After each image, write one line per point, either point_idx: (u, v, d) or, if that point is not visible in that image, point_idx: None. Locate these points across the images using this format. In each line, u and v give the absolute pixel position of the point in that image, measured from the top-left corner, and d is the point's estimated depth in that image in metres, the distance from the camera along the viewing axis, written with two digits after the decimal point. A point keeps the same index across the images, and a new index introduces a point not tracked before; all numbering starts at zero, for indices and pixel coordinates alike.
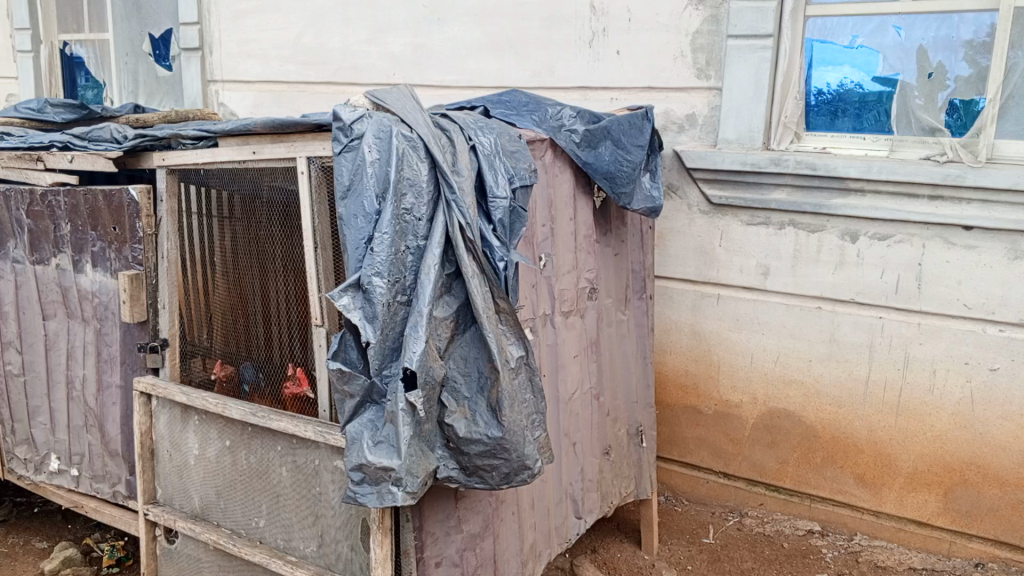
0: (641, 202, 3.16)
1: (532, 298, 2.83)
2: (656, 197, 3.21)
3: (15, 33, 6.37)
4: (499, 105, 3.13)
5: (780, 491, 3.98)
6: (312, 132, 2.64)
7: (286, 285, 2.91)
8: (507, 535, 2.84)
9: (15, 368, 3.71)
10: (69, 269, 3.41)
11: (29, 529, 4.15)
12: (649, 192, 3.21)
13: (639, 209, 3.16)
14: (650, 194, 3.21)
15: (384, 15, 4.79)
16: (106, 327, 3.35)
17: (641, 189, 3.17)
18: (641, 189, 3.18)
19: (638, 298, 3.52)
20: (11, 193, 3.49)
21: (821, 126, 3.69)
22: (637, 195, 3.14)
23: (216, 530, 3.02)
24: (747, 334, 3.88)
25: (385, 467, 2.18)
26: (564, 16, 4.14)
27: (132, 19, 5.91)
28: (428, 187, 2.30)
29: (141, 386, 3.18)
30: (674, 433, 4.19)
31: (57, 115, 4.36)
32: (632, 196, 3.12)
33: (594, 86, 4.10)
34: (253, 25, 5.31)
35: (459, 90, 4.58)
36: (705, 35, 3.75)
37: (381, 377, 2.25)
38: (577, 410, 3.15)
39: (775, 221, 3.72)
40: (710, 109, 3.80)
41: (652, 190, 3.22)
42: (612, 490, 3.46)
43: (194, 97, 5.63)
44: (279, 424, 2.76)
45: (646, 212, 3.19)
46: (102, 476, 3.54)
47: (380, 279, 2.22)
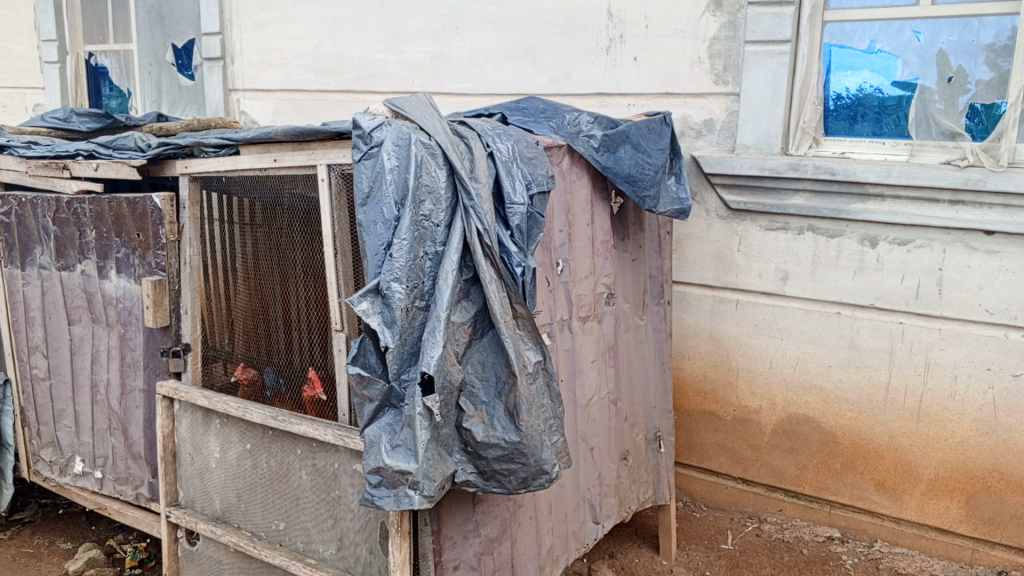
0: (668, 205, 3.15)
1: (550, 302, 2.85)
2: (684, 198, 3.18)
3: (42, 44, 6.50)
4: (516, 112, 3.15)
5: (799, 497, 3.96)
6: (332, 140, 2.67)
7: (306, 291, 2.95)
8: (524, 539, 2.85)
9: (42, 372, 3.78)
10: (94, 275, 3.47)
11: (54, 531, 4.21)
12: (676, 194, 3.18)
13: (666, 211, 3.14)
14: (677, 196, 3.18)
15: (403, 24, 4.83)
16: (129, 332, 3.40)
17: (666, 192, 3.14)
18: (666, 192, 3.15)
19: (655, 303, 3.51)
20: (38, 201, 3.56)
21: (840, 131, 3.67)
22: (663, 198, 3.12)
23: (237, 532, 3.06)
24: (766, 339, 3.87)
25: (403, 471, 2.21)
26: (581, 23, 4.16)
27: (155, 29, 6.00)
28: (446, 194, 2.32)
29: (164, 390, 3.23)
30: (692, 438, 4.19)
31: (82, 125, 4.44)
32: (658, 199, 3.10)
33: (612, 92, 4.11)
34: (274, 34, 5.37)
35: (477, 97, 4.61)
36: (722, 41, 3.75)
37: (400, 381, 2.27)
38: (595, 415, 3.16)
39: (794, 226, 3.70)
40: (728, 114, 3.80)
41: (679, 192, 3.20)
42: (630, 495, 3.46)
43: (217, 105, 5.72)
44: (299, 428, 2.79)
45: (674, 214, 3.18)
46: (125, 479, 3.59)
47: (399, 285, 2.24)
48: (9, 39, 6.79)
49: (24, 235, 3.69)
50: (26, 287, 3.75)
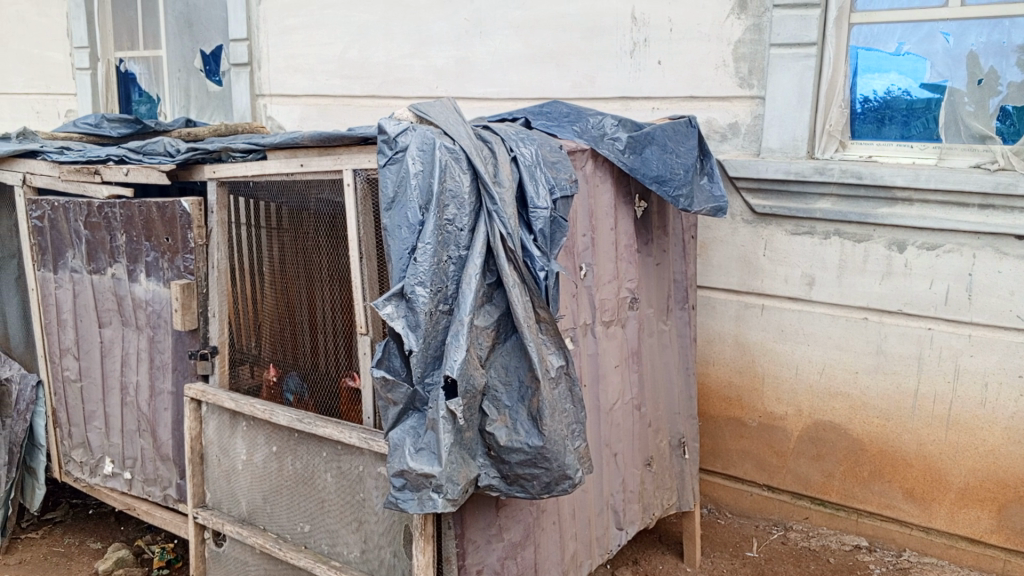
0: (703, 203, 3.10)
1: (573, 307, 2.85)
2: (719, 196, 3.13)
3: (74, 51, 6.63)
4: (540, 116, 3.15)
5: (826, 505, 3.91)
6: (358, 145, 2.70)
7: (331, 294, 2.97)
8: (548, 545, 2.85)
9: (73, 373, 3.85)
10: (124, 278, 3.52)
11: (84, 530, 4.28)
12: (711, 192, 3.15)
13: (702, 210, 3.10)
14: (712, 194, 3.14)
15: (428, 29, 4.86)
16: (158, 334, 3.46)
17: (701, 191, 3.11)
18: (701, 191, 3.12)
19: (680, 308, 3.49)
20: (71, 205, 3.63)
21: (867, 134, 3.63)
22: (698, 197, 3.08)
23: (262, 534, 3.09)
24: (792, 345, 3.83)
25: (427, 474, 2.22)
26: (605, 27, 4.16)
27: (184, 36, 6.09)
28: (470, 198, 2.33)
29: (192, 392, 3.27)
30: (717, 444, 4.16)
31: (113, 130, 4.53)
32: (693, 198, 3.06)
33: (636, 95, 4.10)
34: (301, 40, 5.43)
35: (501, 102, 4.63)
36: (747, 44, 3.73)
37: (423, 385, 2.28)
38: (618, 420, 3.15)
39: (820, 230, 3.67)
40: (753, 118, 3.78)
41: (714, 191, 3.15)
42: (654, 501, 3.44)
43: (244, 111, 5.79)
44: (325, 430, 2.81)
45: (711, 212, 3.12)
46: (153, 480, 3.64)
47: (423, 289, 2.25)
48: (42, 47, 6.94)
49: (57, 239, 3.76)
50: (58, 290, 3.82)
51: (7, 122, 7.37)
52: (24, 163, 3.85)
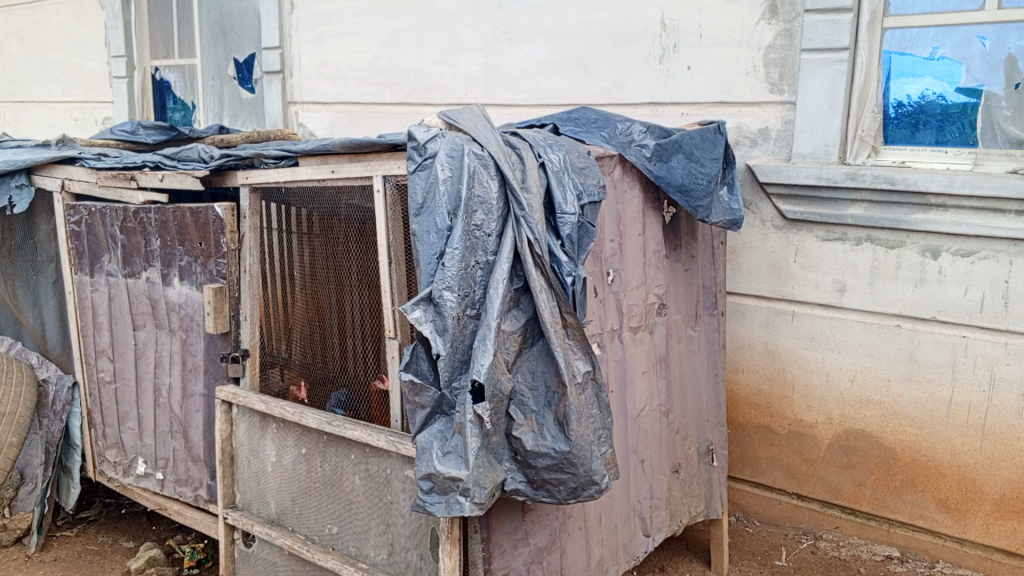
0: (720, 215, 3.11)
1: (600, 312, 2.85)
2: (736, 209, 3.15)
3: (112, 60, 6.77)
4: (569, 122, 3.17)
5: (857, 514, 3.85)
6: (387, 151, 2.73)
7: (360, 298, 3.01)
8: (574, 550, 2.85)
9: (108, 375, 3.93)
10: (158, 282, 3.59)
11: (117, 529, 4.35)
12: (729, 204, 3.15)
13: (719, 222, 3.10)
14: (729, 207, 3.14)
15: (458, 36, 4.90)
16: (191, 337, 3.52)
17: (719, 202, 3.11)
18: (718, 202, 3.12)
19: (708, 314, 3.47)
20: (107, 210, 3.71)
21: (900, 139, 3.58)
22: (715, 209, 3.09)
23: (291, 535, 3.12)
24: (823, 352, 3.79)
25: (454, 477, 2.22)
26: (635, 33, 4.16)
27: (218, 44, 6.20)
28: (498, 204, 2.34)
29: (223, 394, 3.32)
30: (746, 452, 4.11)
31: (149, 137, 4.62)
32: (711, 209, 3.07)
33: (665, 101, 4.09)
34: (332, 48, 5.50)
35: (529, 108, 4.64)
36: (778, 49, 3.70)
37: (451, 389, 2.30)
38: (646, 427, 3.14)
39: (852, 236, 3.63)
40: (783, 123, 3.74)
41: (731, 203, 3.16)
42: (681, 508, 3.42)
43: (276, 118, 5.87)
44: (353, 433, 2.84)
45: (727, 225, 3.13)
46: (185, 480, 3.69)
47: (451, 293, 2.27)
48: (81, 56, 7.10)
49: (93, 243, 3.84)
50: (94, 294, 3.90)
51: (47, 130, 7.57)
52: (62, 169, 3.93)
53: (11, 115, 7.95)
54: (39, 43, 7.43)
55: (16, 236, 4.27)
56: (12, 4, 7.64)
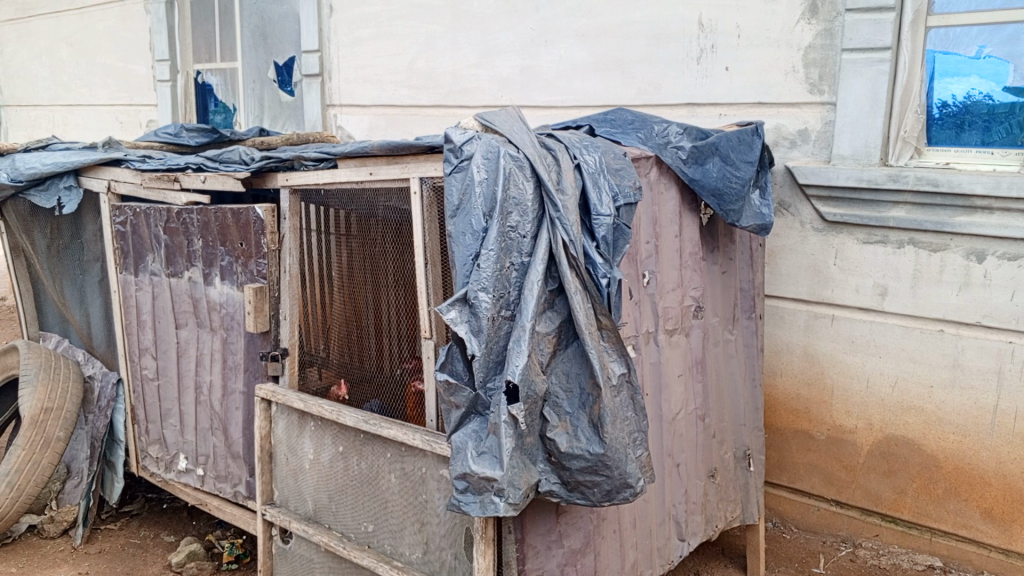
0: (750, 219, 3.08)
1: (635, 314, 2.84)
2: (766, 214, 3.11)
3: (156, 64, 6.92)
4: (604, 123, 3.16)
5: (898, 522, 3.77)
6: (424, 154, 2.75)
7: (397, 299, 3.04)
8: (608, 553, 2.84)
9: (151, 372, 4.02)
10: (200, 281, 3.66)
11: (159, 524, 4.44)
12: (759, 209, 3.12)
13: (749, 226, 3.07)
14: (759, 212, 3.11)
15: (494, 38, 4.91)
16: (232, 336, 3.58)
17: (750, 206, 3.08)
18: (750, 206, 3.09)
19: (746, 317, 3.44)
20: (151, 211, 3.80)
21: (944, 140, 3.52)
22: (747, 212, 3.06)
23: (328, 532, 3.16)
24: (863, 357, 3.73)
25: (489, 477, 2.23)
26: (672, 34, 4.14)
27: (259, 48, 6.30)
28: (533, 205, 2.35)
29: (263, 392, 3.37)
30: (784, 457, 4.06)
31: (191, 139, 4.72)
32: (742, 213, 3.04)
33: (702, 102, 4.06)
34: (370, 51, 5.55)
35: (565, 110, 4.65)
36: (818, 49, 3.65)
37: (486, 390, 2.31)
38: (681, 430, 3.12)
39: (894, 239, 3.56)
40: (823, 124, 3.69)
41: (762, 208, 3.13)
42: (717, 513, 3.39)
43: (315, 120, 5.95)
44: (389, 432, 2.87)
45: (756, 229, 3.10)
46: (225, 476, 3.76)
47: (486, 294, 2.28)
48: (126, 60, 7.27)
49: (138, 243, 3.93)
50: (138, 293, 3.99)
51: (94, 132, 7.77)
52: (108, 171, 4.03)
53: (61, 118, 8.18)
54: (87, 48, 7.64)
55: (65, 235, 4.38)
56: (62, 10, 7.86)
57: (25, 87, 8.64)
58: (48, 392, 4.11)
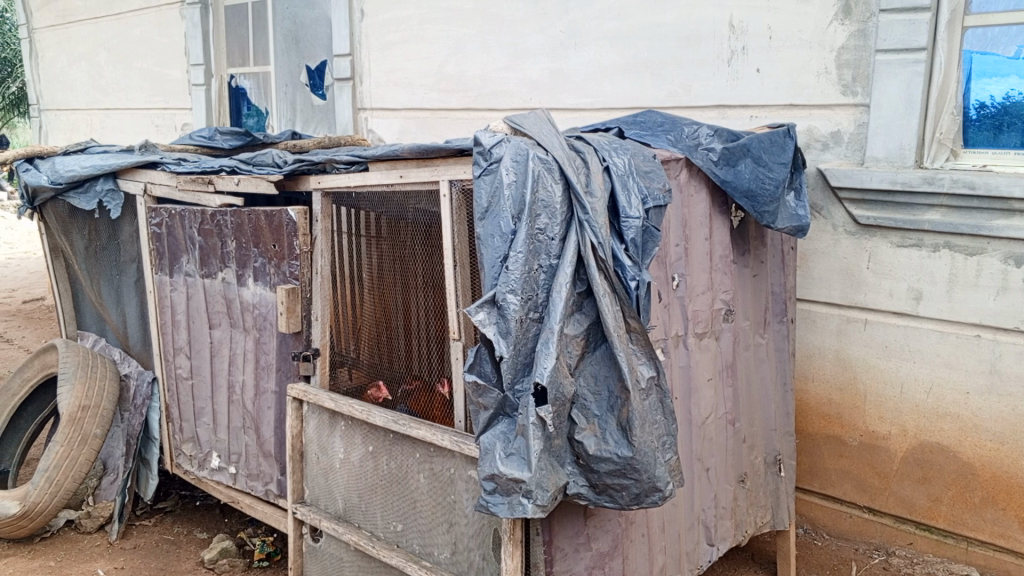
0: (786, 221, 3.05)
1: (664, 317, 2.83)
2: (802, 215, 3.08)
3: (191, 68, 7.05)
4: (634, 126, 3.16)
5: (933, 531, 3.71)
6: (454, 157, 2.78)
7: (426, 301, 3.06)
8: (636, 557, 2.84)
9: (184, 371, 4.09)
10: (234, 282, 3.72)
11: (192, 520, 4.52)
12: (795, 210, 3.09)
13: (784, 228, 3.04)
14: (795, 213, 3.08)
15: (524, 41, 4.93)
16: (264, 336, 3.64)
17: (785, 208, 3.05)
18: (785, 208, 3.06)
19: (777, 321, 3.41)
20: (186, 213, 3.87)
21: (982, 142, 3.46)
22: (782, 214, 3.02)
23: (357, 531, 3.19)
24: (897, 362, 3.68)
25: (517, 479, 2.24)
26: (702, 36, 4.12)
27: (291, 52, 6.39)
28: (562, 208, 2.35)
29: (295, 392, 3.41)
30: (815, 463, 4.02)
31: (225, 142, 4.80)
32: (777, 214, 3.01)
33: (733, 104, 4.04)
34: (400, 54, 5.60)
35: (594, 112, 4.65)
36: (851, 50, 3.61)
37: (514, 391, 2.31)
38: (711, 435, 3.10)
39: (929, 243, 3.51)
40: (856, 126, 3.64)
41: (798, 209, 3.10)
42: (747, 518, 3.36)
43: (347, 124, 6.01)
44: (418, 432, 2.89)
45: (792, 231, 3.07)
46: (256, 475, 3.81)
47: (514, 296, 2.29)
48: (162, 64, 7.41)
49: (173, 245, 4.01)
50: (173, 293, 4.07)
51: (131, 135, 7.94)
52: (144, 173, 4.11)
53: (99, 121, 8.36)
54: (124, 53, 7.80)
55: (102, 236, 4.46)
56: (100, 16, 8.03)
57: (64, 91, 8.84)
58: (86, 390, 4.20)
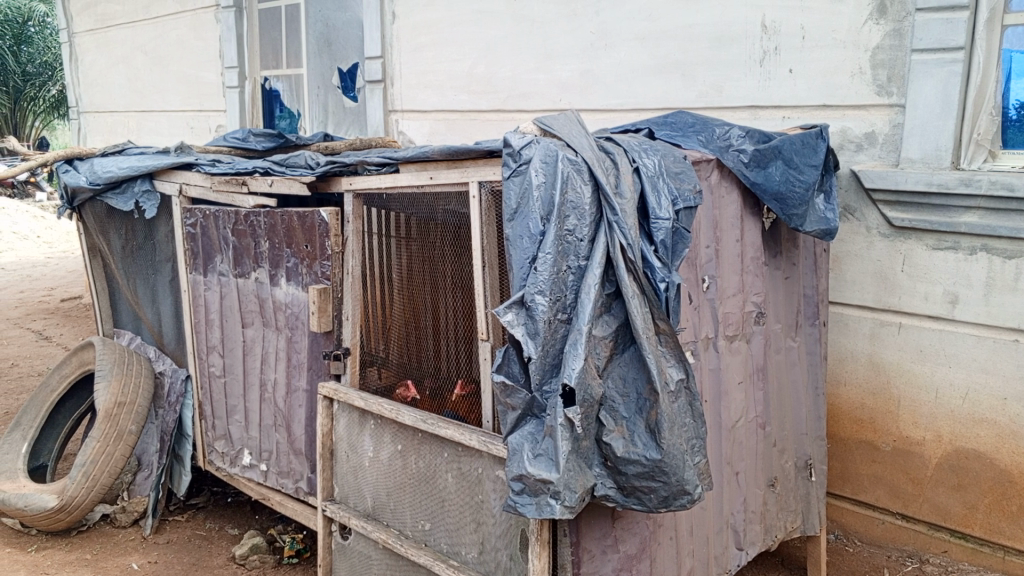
0: (814, 224, 3.02)
1: (694, 319, 2.81)
2: (830, 219, 3.05)
3: (225, 71, 7.15)
4: (664, 127, 3.15)
5: (968, 539, 3.64)
6: (483, 159, 2.79)
7: (455, 301, 3.08)
8: (663, 559, 2.82)
9: (217, 369, 4.16)
10: (266, 282, 3.78)
11: (224, 517, 4.58)
12: (823, 214, 3.07)
13: (812, 231, 3.02)
14: (824, 216, 3.06)
15: (554, 43, 4.93)
16: (296, 335, 3.68)
17: (813, 211, 3.03)
18: (813, 211, 3.04)
19: (809, 324, 3.38)
20: (220, 214, 3.94)
21: (1021, 143, 3.40)
22: (810, 217, 3.00)
23: (386, 530, 3.22)
24: (932, 366, 3.62)
25: (545, 480, 2.24)
26: (734, 36, 4.09)
27: (324, 54, 6.47)
28: (591, 209, 2.35)
29: (325, 390, 3.45)
30: (847, 468, 3.96)
31: (259, 144, 4.87)
32: (806, 218, 2.99)
33: (765, 104, 4.01)
34: (431, 57, 5.63)
35: (624, 113, 4.64)
36: (886, 50, 3.55)
37: (542, 392, 2.32)
38: (741, 438, 3.08)
39: (965, 245, 3.45)
40: (891, 126, 3.58)
41: (826, 212, 3.07)
42: (777, 523, 3.33)
43: (377, 126, 6.05)
44: (446, 432, 2.90)
45: (820, 235, 3.05)
46: (287, 472, 3.86)
47: (543, 297, 2.29)
48: (198, 67, 7.52)
49: (207, 245, 4.08)
50: (207, 292, 4.14)
51: (167, 137, 8.08)
52: (179, 175, 4.18)
53: (136, 124, 8.52)
54: (161, 56, 7.94)
55: (139, 236, 4.54)
56: (137, 20, 8.18)
57: (103, 94, 9.03)
58: (122, 386, 4.30)
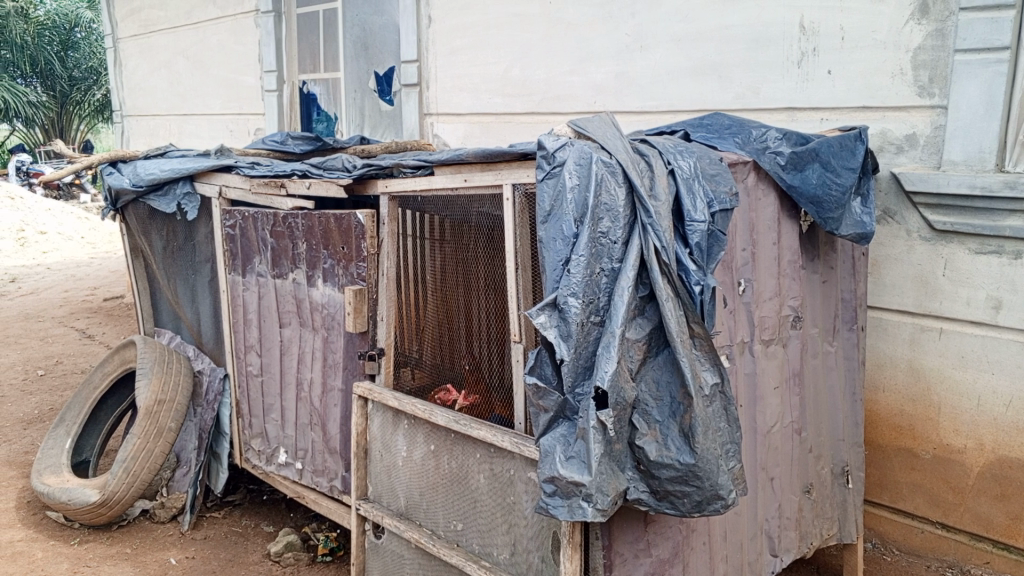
0: (850, 227, 2.99)
1: (729, 323, 2.79)
2: (867, 223, 3.02)
3: (264, 74, 7.27)
4: (700, 129, 3.14)
5: (1011, 550, 3.56)
6: (518, 161, 2.81)
7: (488, 302, 3.10)
8: (696, 564, 2.80)
9: (255, 368, 4.23)
10: (304, 283, 3.83)
11: (259, 513, 4.66)
12: (860, 217, 3.03)
13: (848, 234, 2.98)
14: (860, 220, 3.02)
15: (589, 45, 4.92)
16: (332, 335, 3.72)
17: (850, 214, 2.99)
18: (849, 214, 3.00)
19: (848, 329, 3.33)
20: (259, 216, 4.01)
21: None
22: (846, 220, 2.97)
23: (418, 529, 3.24)
24: (974, 373, 3.54)
25: (577, 482, 2.24)
26: (772, 38, 4.05)
27: (361, 58, 6.55)
28: (625, 211, 2.35)
29: (360, 390, 3.48)
30: (885, 476, 3.90)
31: (297, 147, 4.94)
32: (841, 220, 2.96)
33: (802, 106, 3.96)
34: (467, 60, 5.66)
35: (659, 114, 4.62)
36: (928, 50, 3.49)
37: (574, 394, 2.31)
38: (776, 443, 3.05)
39: (1010, 249, 3.37)
40: (933, 128, 3.52)
41: (862, 216, 3.04)
42: (812, 530, 3.29)
43: (413, 129, 6.11)
44: (479, 432, 2.91)
45: (856, 238, 3.01)
46: (321, 470, 3.91)
47: (575, 300, 2.29)
48: (237, 71, 7.66)
49: (246, 246, 4.15)
50: (245, 292, 4.21)
51: (207, 140, 8.24)
52: (219, 177, 4.25)
53: (177, 127, 8.71)
54: (202, 60, 8.10)
55: (179, 237, 4.63)
56: (180, 25, 8.35)
57: (145, 98, 9.24)
58: (162, 384, 4.40)
